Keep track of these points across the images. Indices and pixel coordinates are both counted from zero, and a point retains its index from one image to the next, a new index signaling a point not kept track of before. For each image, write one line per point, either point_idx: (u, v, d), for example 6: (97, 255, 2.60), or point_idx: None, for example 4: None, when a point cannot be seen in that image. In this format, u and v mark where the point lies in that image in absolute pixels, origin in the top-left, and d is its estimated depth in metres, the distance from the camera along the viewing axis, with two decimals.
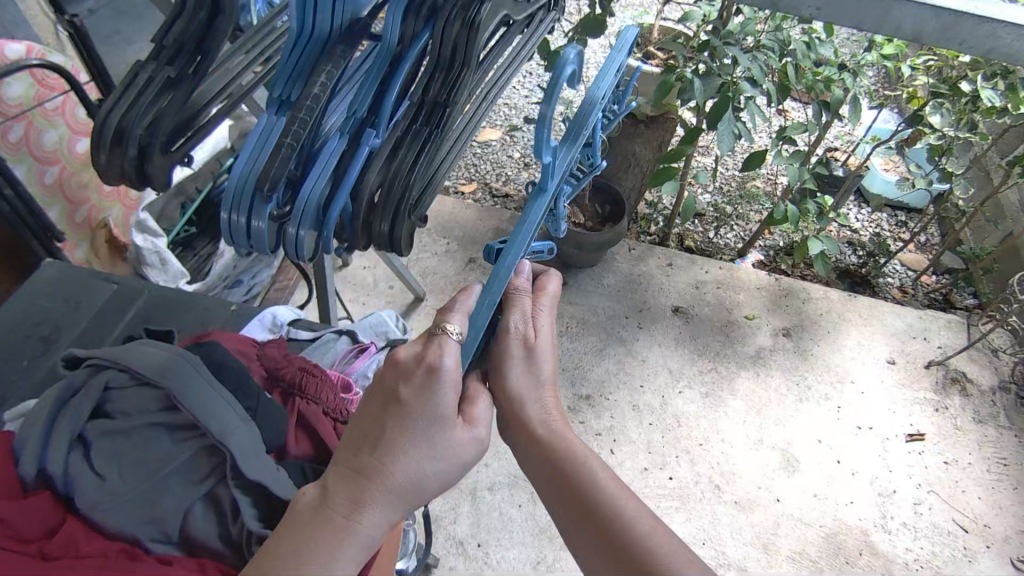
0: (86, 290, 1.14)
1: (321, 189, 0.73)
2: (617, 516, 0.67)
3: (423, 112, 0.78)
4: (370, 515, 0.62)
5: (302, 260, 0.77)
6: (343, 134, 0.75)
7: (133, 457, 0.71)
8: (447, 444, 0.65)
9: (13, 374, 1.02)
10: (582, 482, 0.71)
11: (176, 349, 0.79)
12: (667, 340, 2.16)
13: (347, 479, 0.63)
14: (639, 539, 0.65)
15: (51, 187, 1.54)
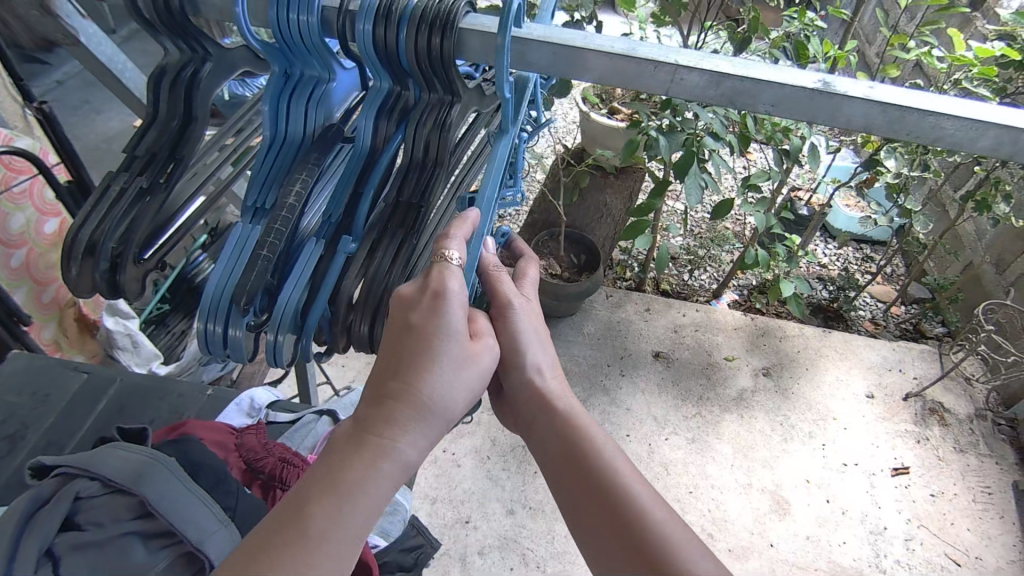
0: (54, 382, 1.11)
1: (298, 298, 0.70)
2: (609, 473, 0.68)
3: (398, 212, 0.74)
4: (403, 437, 0.58)
5: (280, 366, 0.73)
6: (319, 239, 0.72)
7: (107, 572, 0.68)
8: (467, 356, 0.62)
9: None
10: (577, 438, 0.71)
11: (149, 450, 0.76)
12: (650, 386, 2.16)
13: (372, 407, 0.60)
14: (632, 500, 0.66)
15: (18, 270, 1.51)
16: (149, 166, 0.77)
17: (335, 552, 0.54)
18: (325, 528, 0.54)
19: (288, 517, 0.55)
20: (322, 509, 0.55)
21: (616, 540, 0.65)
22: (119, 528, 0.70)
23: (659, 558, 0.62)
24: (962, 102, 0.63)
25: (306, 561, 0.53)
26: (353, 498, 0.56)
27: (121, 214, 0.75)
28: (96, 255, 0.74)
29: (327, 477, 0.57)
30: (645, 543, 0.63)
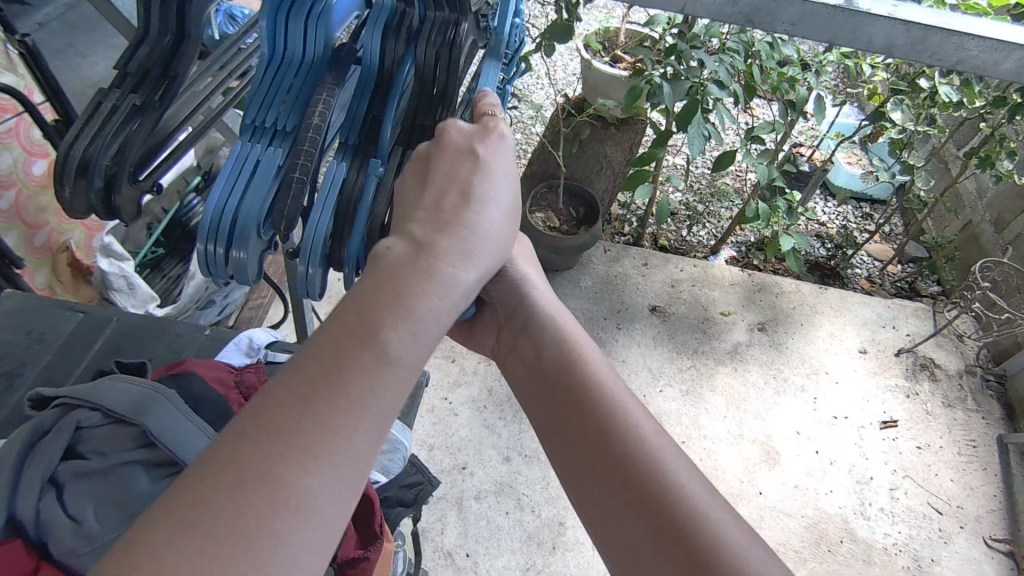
0: (51, 321, 1.10)
1: (328, 224, 0.69)
2: (592, 375, 0.73)
3: (418, 136, 0.73)
4: (464, 267, 0.55)
5: (313, 298, 0.73)
6: (343, 161, 0.71)
7: (111, 500, 0.68)
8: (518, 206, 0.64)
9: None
10: (562, 348, 0.77)
11: (149, 382, 0.75)
12: (646, 339, 2.18)
13: (431, 234, 0.56)
14: (610, 398, 0.70)
15: (9, 212, 1.48)
16: (143, 85, 0.76)
17: (407, 372, 0.49)
18: (396, 352, 0.48)
19: (351, 342, 0.47)
20: (395, 328, 0.49)
21: (593, 431, 0.68)
22: (122, 457, 0.70)
23: (634, 447, 0.64)
24: (978, 23, 0.65)
25: (380, 387, 0.47)
26: (426, 317, 0.51)
27: (113, 132, 0.73)
28: (90, 174, 0.71)
29: (389, 303, 0.50)
30: (621, 434, 0.66)
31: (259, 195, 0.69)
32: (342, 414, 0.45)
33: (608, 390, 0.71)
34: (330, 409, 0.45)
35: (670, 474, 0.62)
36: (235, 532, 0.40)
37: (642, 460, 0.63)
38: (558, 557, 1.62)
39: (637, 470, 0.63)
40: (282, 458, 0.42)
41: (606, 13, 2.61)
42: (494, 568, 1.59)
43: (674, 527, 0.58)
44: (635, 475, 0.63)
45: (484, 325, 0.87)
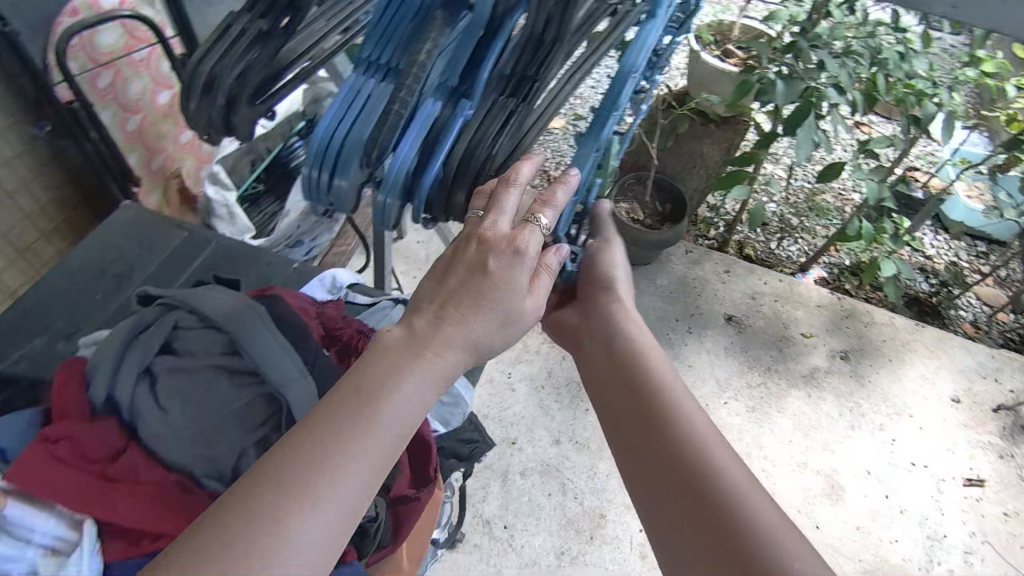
0: (159, 233, 1.19)
1: (411, 159, 0.69)
2: (654, 374, 0.80)
3: (511, 84, 0.75)
4: (453, 351, 0.60)
5: (385, 228, 0.73)
6: (438, 99, 0.71)
7: (194, 396, 0.73)
8: (521, 306, 0.63)
9: (89, 306, 1.06)
10: (634, 351, 0.83)
11: (242, 296, 0.79)
12: (717, 348, 2.09)
13: (432, 318, 0.61)
14: (669, 393, 0.76)
15: (132, 134, 1.61)
16: (271, 10, 0.79)
17: (395, 438, 0.54)
18: (390, 421, 0.54)
19: (353, 407, 0.53)
20: (385, 397, 0.55)
21: (652, 424, 0.74)
22: (210, 359, 0.75)
23: (686, 436, 0.71)
24: None
25: (375, 450, 0.53)
26: (409, 397, 0.56)
27: (237, 54, 0.76)
28: (213, 92, 0.76)
29: (388, 378, 0.56)
30: (676, 424, 0.72)
31: (360, 124, 0.70)
32: (341, 466, 0.51)
33: (668, 387, 0.77)
34: (332, 460, 0.50)
35: (717, 461, 0.67)
36: (238, 558, 0.45)
37: (694, 446, 0.69)
38: (594, 548, 1.60)
39: (688, 456, 0.69)
40: (287, 503, 0.48)
41: (722, 7, 2.50)
42: (529, 545, 1.59)
43: (718, 505, 0.64)
44: (687, 461, 0.68)
45: (565, 320, 0.94)
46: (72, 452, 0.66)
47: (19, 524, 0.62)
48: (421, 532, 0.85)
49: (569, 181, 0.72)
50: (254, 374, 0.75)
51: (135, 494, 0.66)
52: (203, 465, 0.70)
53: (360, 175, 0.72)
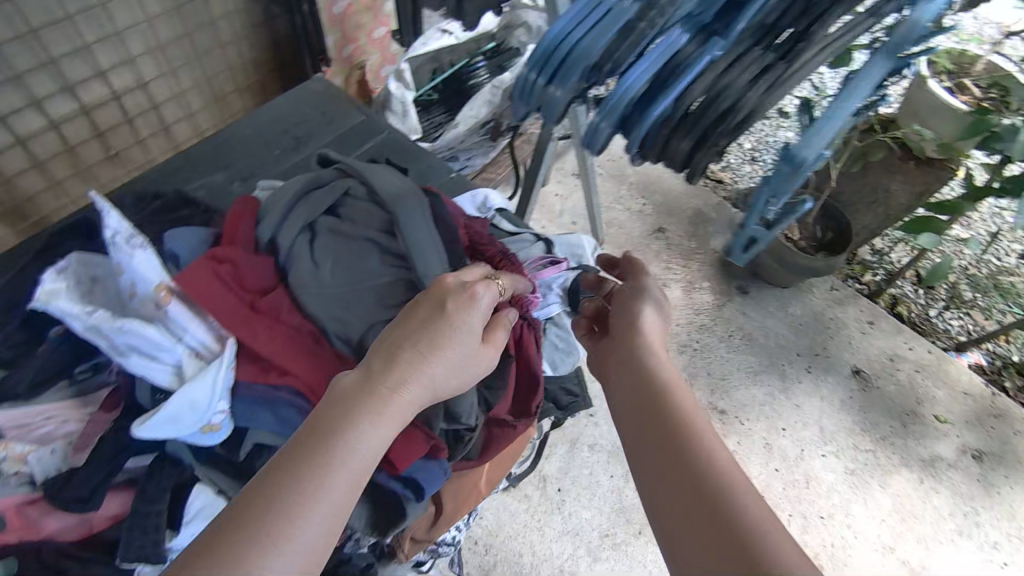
0: (340, 111, 1.24)
1: (640, 87, 0.69)
2: (676, 407, 0.67)
3: (776, 36, 0.66)
4: (410, 389, 0.57)
5: (591, 151, 0.75)
6: (687, 33, 0.67)
7: (346, 262, 0.75)
8: (474, 354, 0.61)
9: (267, 159, 1.12)
10: (656, 383, 0.70)
11: (410, 183, 0.81)
12: (832, 398, 1.91)
13: (388, 367, 0.57)
14: (689, 428, 0.64)
15: (337, 18, 1.67)
16: None
17: (353, 478, 0.52)
18: (349, 479, 0.51)
19: (299, 472, 0.50)
20: (339, 441, 0.52)
21: (664, 465, 0.62)
22: (366, 233, 0.78)
23: (703, 477, 0.59)
24: None
25: (333, 511, 0.50)
26: (362, 441, 0.53)
27: None
28: None
29: (333, 435, 0.52)
30: (693, 465, 0.60)
31: (595, 40, 0.70)
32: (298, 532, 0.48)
33: (691, 420, 0.65)
34: (287, 525, 0.47)
35: (741, 503, 0.56)
36: None
37: (713, 488, 0.58)
38: (640, 543, 1.55)
39: (705, 500, 0.57)
40: (250, 557, 0.45)
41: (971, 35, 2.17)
42: (575, 516, 1.58)
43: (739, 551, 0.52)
44: (706, 505, 0.57)
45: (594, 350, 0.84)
46: (231, 276, 0.72)
47: (173, 321, 0.70)
48: (505, 459, 0.81)
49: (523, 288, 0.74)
50: (401, 259, 0.77)
51: (272, 329, 0.70)
52: (334, 324, 0.72)
53: (578, 87, 0.73)
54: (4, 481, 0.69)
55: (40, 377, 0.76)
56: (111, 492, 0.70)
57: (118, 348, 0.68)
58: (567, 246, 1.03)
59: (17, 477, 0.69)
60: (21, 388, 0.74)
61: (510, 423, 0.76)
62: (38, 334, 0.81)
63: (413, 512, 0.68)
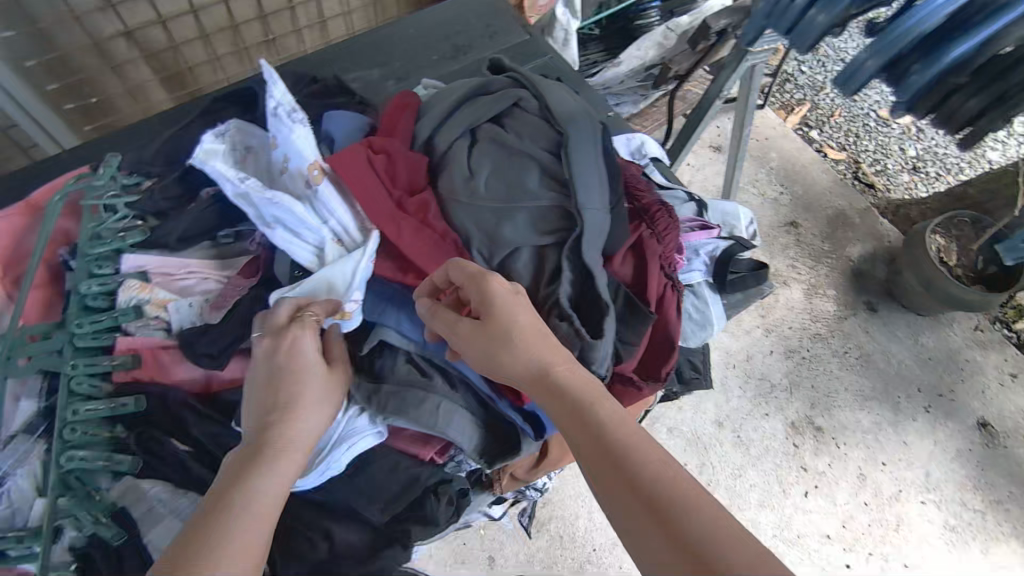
0: (505, 25, 1.14)
1: (937, 20, 0.64)
2: (588, 397, 0.54)
3: None
4: (279, 430, 0.57)
5: (842, 91, 0.74)
6: None
7: (503, 175, 0.70)
8: (328, 384, 0.61)
9: (423, 63, 1.07)
10: (567, 389, 0.55)
11: (585, 104, 0.73)
12: (953, 450, 1.41)
13: (255, 414, 0.58)
14: (609, 426, 0.51)
15: None
16: None
17: (261, 512, 0.51)
18: (264, 488, 0.53)
19: (206, 514, 0.50)
20: (230, 499, 0.51)
21: (601, 476, 0.49)
22: (533, 149, 0.70)
23: (644, 480, 0.47)
24: None
25: (265, 514, 0.52)
26: (256, 484, 0.53)
27: None
28: None
29: (231, 481, 0.53)
30: (629, 473, 0.48)
31: None
32: (238, 537, 0.49)
33: (610, 412, 0.52)
34: (222, 540, 0.48)
35: (694, 507, 0.45)
36: None
37: (658, 492, 0.46)
38: None
39: (647, 506, 0.46)
40: None
41: None
42: None
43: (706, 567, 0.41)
44: (655, 518, 0.45)
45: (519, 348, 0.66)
46: (384, 170, 0.72)
47: (320, 204, 0.68)
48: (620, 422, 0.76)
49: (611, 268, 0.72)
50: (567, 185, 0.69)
51: (415, 230, 0.68)
52: (480, 239, 0.68)
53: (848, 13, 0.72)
54: (143, 323, 0.71)
55: (188, 234, 0.78)
56: (234, 358, 0.69)
57: (264, 219, 0.68)
58: (722, 213, 0.95)
59: (155, 322, 0.71)
60: (171, 240, 0.77)
61: (633, 379, 0.70)
62: (191, 192, 0.82)
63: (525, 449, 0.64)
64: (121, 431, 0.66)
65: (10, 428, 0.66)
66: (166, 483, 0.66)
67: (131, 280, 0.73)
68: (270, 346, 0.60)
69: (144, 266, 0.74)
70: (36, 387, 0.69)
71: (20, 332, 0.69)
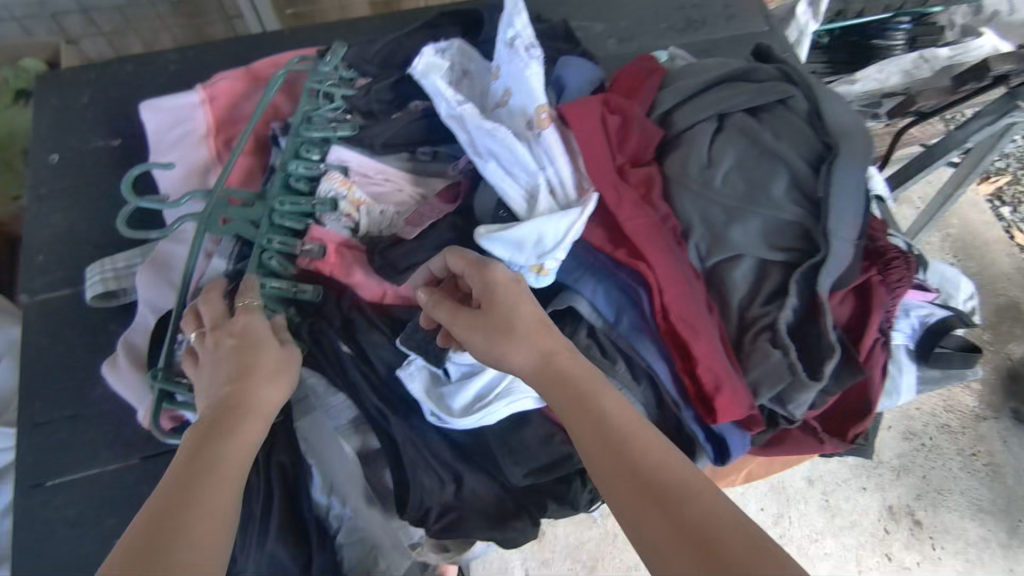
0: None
1: None
2: (594, 385, 0.50)
3: None
4: (228, 404, 0.51)
5: None
6: None
7: (745, 173, 0.63)
8: (279, 363, 0.55)
9: (650, 30, 0.95)
10: (562, 372, 0.51)
11: (862, 122, 0.63)
12: None
13: (208, 387, 0.53)
14: (611, 419, 0.47)
15: None
16: None
17: (212, 484, 0.45)
18: (222, 462, 0.47)
19: (155, 499, 0.43)
20: (176, 472, 0.45)
21: (608, 470, 0.45)
22: (790, 154, 0.62)
23: (659, 475, 0.44)
24: None
25: (220, 484, 0.45)
26: (198, 460, 0.46)
27: None
28: None
29: (183, 455, 0.47)
30: (631, 459, 0.45)
31: None
32: (191, 517, 0.42)
33: (618, 404, 0.49)
34: (175, 530, 0.41)
35: (707, 505, 0.41)
36: None
37: (661, 482, 0.43)
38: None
39: (651, 495, 0.43)
40: None
41: None
42: None
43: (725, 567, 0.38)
44: (667, 512, 0.42)
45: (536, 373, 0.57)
46: (616, 128, 0.66)
47: (542, 150, 0.65)
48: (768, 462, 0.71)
49: (838, 296, 0.63)
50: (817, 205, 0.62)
51: (635, 203, 0.62)
52: (701, 233, 0.62)
53: None
54: (336, 217, 0.71)
55: (392, 141, 0.76)
56: None
57: (479, 150, 0.68)
58: (941, 277, 0.83)
59: (345, 219, 0.71)
60: (376, 144, 0.75)
61: (816, 428, 0.63)
62: (402, 99, 0.80)
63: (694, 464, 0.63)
64: (295, 314, 0.68)
65: (202, 281, 0.69)
66: (321, 375, 0.67)
67: (335, 171, 0.72)
68: (219, 333, 0.56)
69: (346, 162, 0.73)
70: (227, 247, 0.71)
71: (227, 193, 0.70)
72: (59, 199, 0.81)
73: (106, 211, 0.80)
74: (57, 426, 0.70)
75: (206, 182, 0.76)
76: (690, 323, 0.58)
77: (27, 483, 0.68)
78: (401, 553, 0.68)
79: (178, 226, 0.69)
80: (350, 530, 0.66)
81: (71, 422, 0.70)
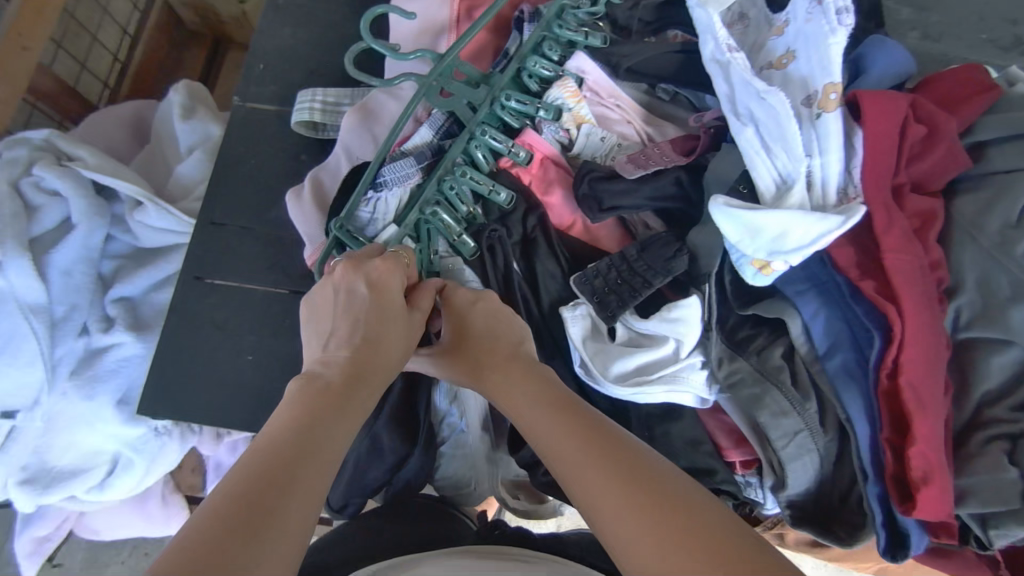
0: None
1: None
2: (555, 384, 0.50)
3: None
4: (341, 364, 0.47)
5: None
6: None
7: None
8: (407, 325, 0.51)
9: (965, 35, 0.77)
10: (533, 374, 0.50)
11: None
12: None
13: (329, 339, 0.49)
14: (586, 419, 0.47)
15: None
16: None
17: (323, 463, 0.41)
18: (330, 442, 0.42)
19: (257, 456, 0.39)
20: (282, 432, 0.41)
21: (574, 473, 0.44)
22: None
23: (635, 464, 0.43)
24: None
25: (330, 464, 0.41)
26: (319, 426, 0.42)
27: None
28: None
29: (291, 416, 0.43)
30: (609, 453, 0.44)
31: None
32: (298, 492, 0.38)
33: (585, 405, 0.48)
34: (272, 508, 0.37)
35: (687, 490, 0.42)
36: None
37: (643, 470, 0.43)
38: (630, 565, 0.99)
39: (631, 480, 0.42)
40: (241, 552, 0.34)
41: None
42: None
43: (716, 546, 0.38)
44: (651, 495, 0.41)
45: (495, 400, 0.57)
46: (915, 138, 0.54)
47: (814, 136, 0.54)
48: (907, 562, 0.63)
49: None
50: None
51: (909, 234, 0.51)
52: (971, 295, 0.52)
53: None
54: (554, 128, 0.66)
55: (638, 68, 0.68)
56: (614, 219, 0.65)
57: (738, 109, 0.58)
58: None
59: (562, 133, 0.66)
60: (621, 67, 0.68)
61: (995, 562, 0.54)
62: (660, 23, 0.72)
63: (842, 547, 0.55)
64: (479, 213, 0.65)
65: (407, 144, 0.67)
66: (482, 282, 0.64)
67: (569, 79, 0.66)
68: (358, 277, 0.51)
69: (584, 73, 0.67)
70: (436, 118, 0.67)
71: (455, 63, 0.65)
72: (291, 14, 0.80)
73: (331, 42, 0.79)
74: (229, 232, 0.73)
75: (435, 46, 0.72)
76: (920, 396, 0.49)
77: (190, 273, 0.72)
78: (491, 481, 0.72)
79: (398, 82, 0.64)
80: (458, 442, 0.69)
81: (242, 232, 0.73)
